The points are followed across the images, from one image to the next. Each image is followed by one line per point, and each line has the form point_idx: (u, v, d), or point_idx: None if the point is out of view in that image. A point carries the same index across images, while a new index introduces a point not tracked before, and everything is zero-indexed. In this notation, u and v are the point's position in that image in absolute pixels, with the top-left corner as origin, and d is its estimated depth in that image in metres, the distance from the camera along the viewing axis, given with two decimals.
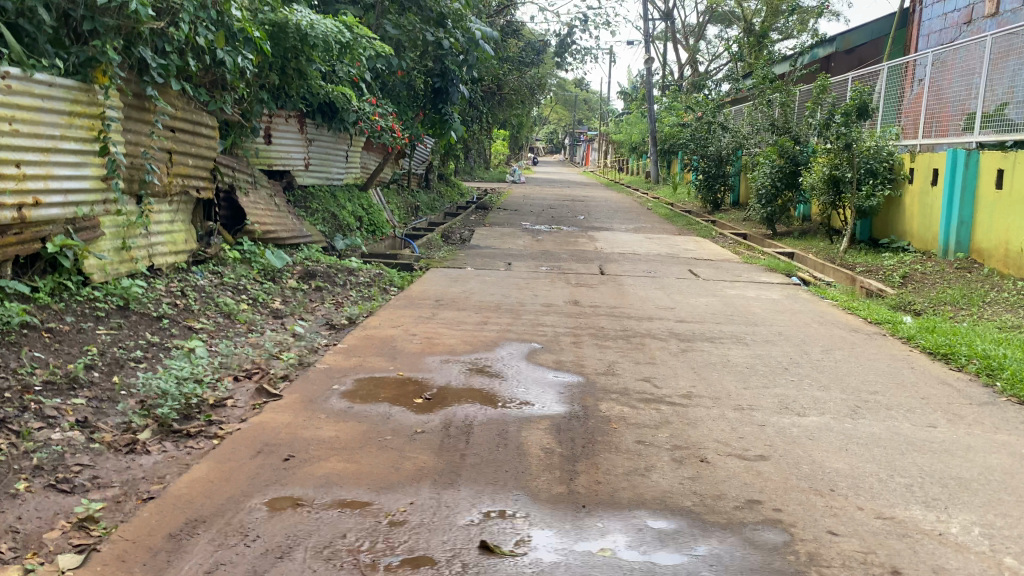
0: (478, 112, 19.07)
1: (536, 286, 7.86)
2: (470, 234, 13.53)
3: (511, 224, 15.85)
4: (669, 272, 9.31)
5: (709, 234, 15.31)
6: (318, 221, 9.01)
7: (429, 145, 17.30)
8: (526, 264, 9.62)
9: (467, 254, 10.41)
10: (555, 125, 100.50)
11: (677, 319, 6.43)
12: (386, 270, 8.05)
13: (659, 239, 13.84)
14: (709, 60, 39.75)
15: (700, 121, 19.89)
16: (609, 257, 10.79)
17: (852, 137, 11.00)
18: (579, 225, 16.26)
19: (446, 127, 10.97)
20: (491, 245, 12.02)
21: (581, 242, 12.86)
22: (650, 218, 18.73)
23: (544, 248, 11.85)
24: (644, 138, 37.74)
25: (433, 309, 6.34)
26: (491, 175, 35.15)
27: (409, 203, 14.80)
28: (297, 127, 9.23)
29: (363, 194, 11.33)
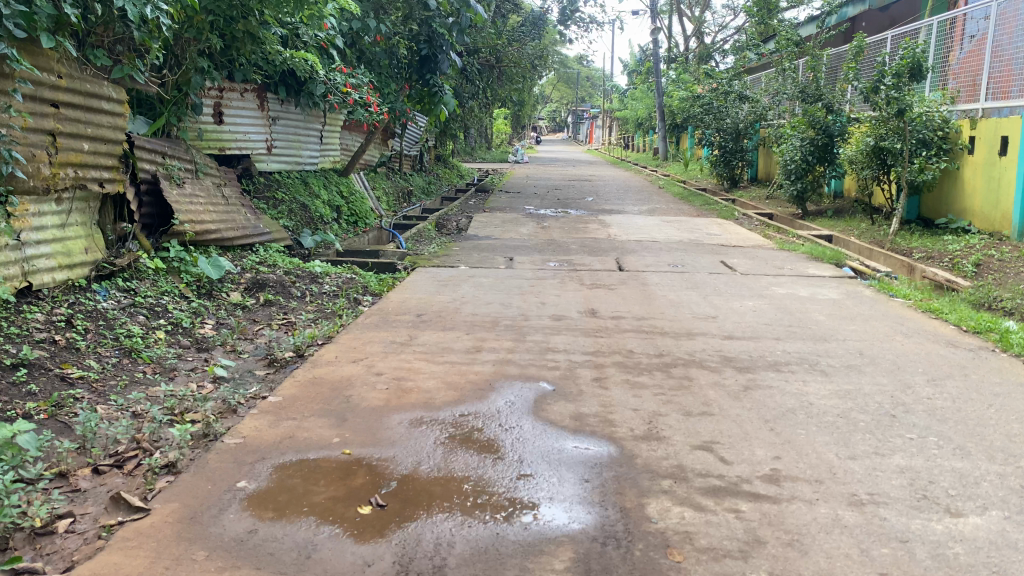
0: (475, 87, 17.54)
1: (543, 289, 6.44)
2: (467, 222, 12.09)
3: (511, 208, 14.38)
4: (698, 265, 7.87)
5: (732, 214, 13.81)
6: (279, 214, 7.57)
7: (421, 124, 15.82)
8: (530, 258, 8.19)
9: (462, 247, 8.97)
10: (558, 102, 98.50)
11: (725, 336, 5.01)
12: (358, 272, 6.62)
13: (678, 223, 12.37)
14: (717, 31, 38.00)
15: (716, 91, 18.33)
16: (626, 246, 9.36)
17: (905, 103, 9.41)
18: (587, 208, 14.81)
19: (435, 102, 9.49)
20: (490, 234, 10.59)
21: (591, 228, 11.42)
22: (663, 197, 17.26)
23: (550, 237, 10.42)
24: (651, 111, 36.07)
25: (411, 329, 4.93)
26: (492, 155, 33.58)
27: (398, 189, 13.34)
28: (256, 102, 7.81)
29: (341, 180, 9.88)
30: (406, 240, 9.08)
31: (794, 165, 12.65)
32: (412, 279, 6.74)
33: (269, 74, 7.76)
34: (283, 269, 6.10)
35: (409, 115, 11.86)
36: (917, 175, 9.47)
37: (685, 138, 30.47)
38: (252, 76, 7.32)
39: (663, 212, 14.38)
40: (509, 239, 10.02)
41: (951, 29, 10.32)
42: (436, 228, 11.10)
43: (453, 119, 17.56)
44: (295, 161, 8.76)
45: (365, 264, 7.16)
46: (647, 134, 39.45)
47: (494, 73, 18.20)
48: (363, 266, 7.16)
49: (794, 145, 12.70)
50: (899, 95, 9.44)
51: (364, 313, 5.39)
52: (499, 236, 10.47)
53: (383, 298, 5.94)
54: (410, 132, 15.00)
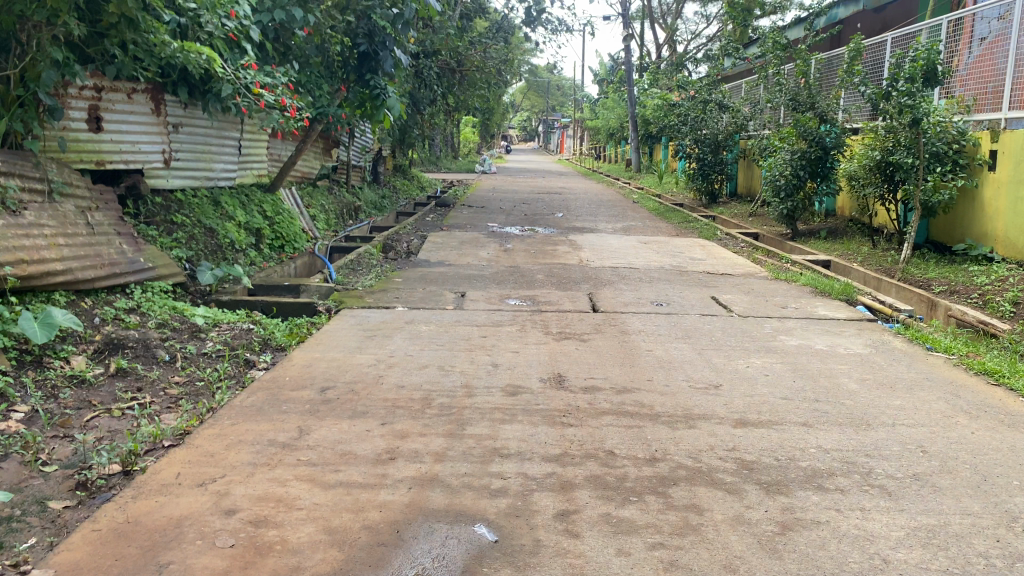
0: (434, 93, 16.21)
1: (495, 340, 5.12)
2: (419, 244, 10.73)
3: (472, 226, 13.06)
4: (685, 302, 6.59)
5: (714, 234, 12.60)
6: (175, 244, 6.19)
7: (374, 133, 14.45)
8: (485, 293, 6.87)
9: (407, 278, 7.62)
10: (529, 112, 97.44)
11: (736, 422, 3.71)
12: (263, 322, 5.27)
13: (656, 245, 11.13)
14: (690, 40, 37.11)
15: (694, 100, 17.19)
16: (599, 275, 8.07)
17: (918, 111, 8.24)
18: (555, 226, 13.56)
19: (378, 108, 8.19)
20: (443, 259, 9.25)
21: (560, 252, 10.13)
22: (638, 214, 16.05)
23: (512, 262, 9.11)
24: (623, 122, 34.99)
25: (306, 417, 3.58)
26: (458, 165, 32.24)
27: (344, 205, 11.95)
28: (150, 106, 6.46)
29: (266, 199, 8.51)
30: (339, 269, 7.72)
31: (783, 180, 11.46)
32: (331, 329, 5.39)
33: (167, 71, 6.38)
34: (155, 321, 4.72)
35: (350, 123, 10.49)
36: (929, 194, 8.29)
37: (658, 150, 29.37)
38: (142, 74, 5.93)
39: (638, 231, 13.14)
40: (464, 267, 8.69)
41: (959, 31, 9.24)
42: (381, 253, 9.73)
43: (412, 127, 16.21)
44: (203, 178, 7.41)
45: (265, 308, 5.87)
46: (618, 144, 38.37)
47: (456, 78, 16.89)
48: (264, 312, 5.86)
49: (782, 159, 11.52)
50: (911, 102, 8.28)
51: (249, 388, 4.03)
52: (453, 261, 9.15)
53: (285, 360, 4.59)
54: (361, 141, 13.63)
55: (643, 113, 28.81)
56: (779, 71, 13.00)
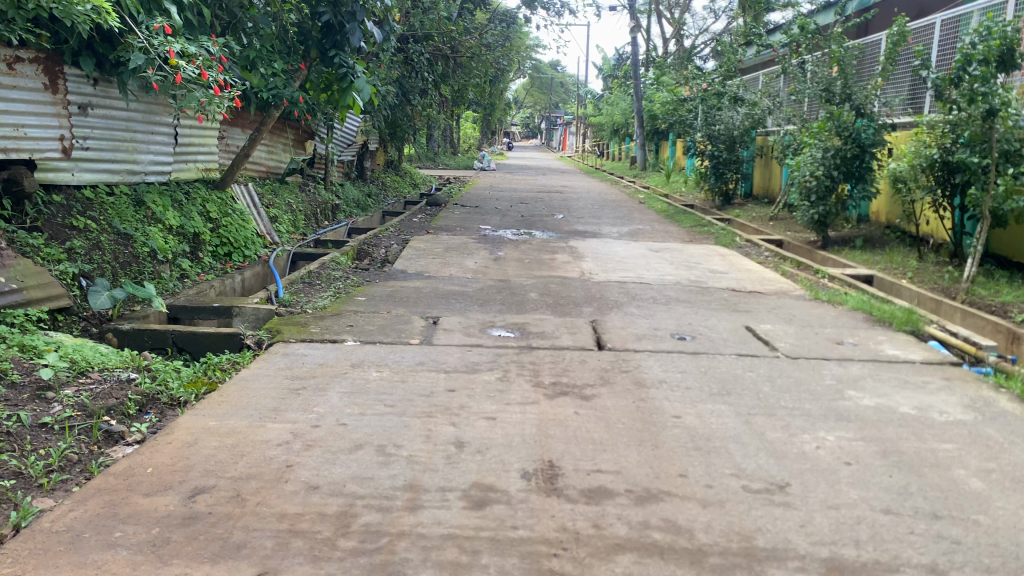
0: (425, 81, 14.85)
1: (466, 395, 3.75)
2: (398, 250, 9.35)
3: (461, 228, 11.69)
4: (714, 335, 5.22)
5: (733, 241, 11.23)
6: (66, 258, 4.82)
7: (356, 122, 13.08)
8: (464, 318, 5.50)
9: (372, 296, 6.25)
10: (532, 107, 96.02)
11: (828, 568, 2.35)
12: (157, 369, 3.90)
13: (669, 253, 9.77)
14: (698, 33, 35.69)
15: (708, 92, 15.79)
16: (605, 294, 6.70)
17: (995, 100, 6.83)
18: (555, 228, 12.20)
19: (343, 90, 6.87)
20: (421, 269, 7.88)
21: (558, 260, 8.77)
22: (645, 215, 14.69)
23: (502, 275, 7.74)
24: (628, 118, 33.59)
25: (140, 562, 2.21)
26: (456, 160, 30.84)
27: (318, 203, 10.58)
28: (43, 79, 5.07)
29: (212, 197, 7.15)
30: (288, 281, 6.35)
31: (813, 179, 10.10)
32: (246, 375, 4.03)
33: (65, 36, 5.01)
34: None
35: (316, 107, 9.10)
36: (1002, 202, 6.89)
37: (666, 147, 27.95)
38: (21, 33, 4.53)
39: (648, 236, 11.76)
40: (445, 280, 7.32)
41: None
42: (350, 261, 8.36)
43: (401, 118, 14.84)
44: (125, 172, 6.04)
45: (169, 347, 4.67)
46: (623, 140, 36.95)
47: (449, 66, 15.51)
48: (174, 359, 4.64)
49: (813, 157, 10.13)
50: (986, 89, 6.86)
51: (80, 493, 2.67)
52: (432, 273, 7.78)
53: (164, 433, 3.24)
54: (343, 130, 12.26)
55: (650, 109, 27.42)
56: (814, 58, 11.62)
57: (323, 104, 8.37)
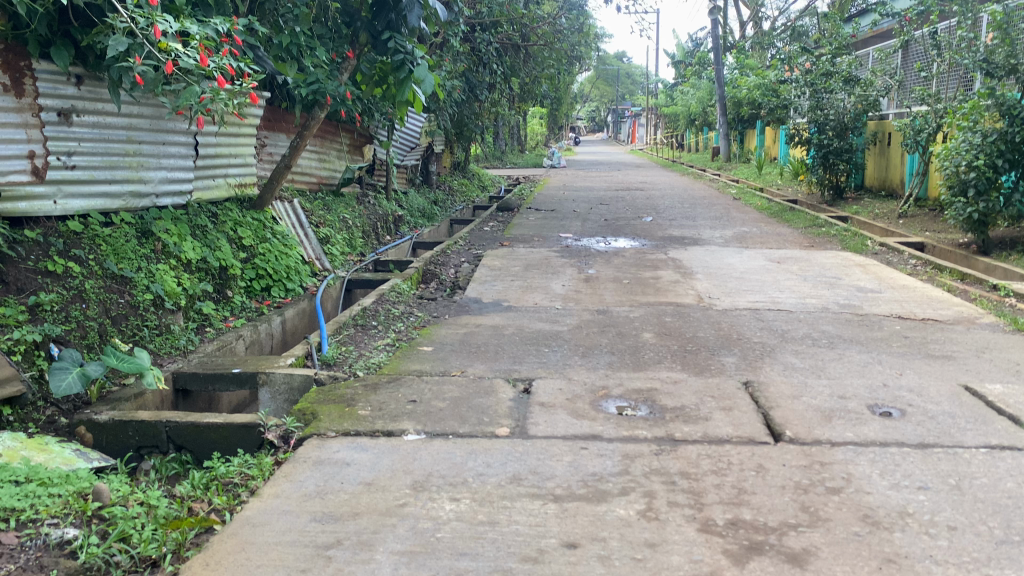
0: (493, 74, 13.44)
1: (600, 559, 2.30)
2: (471, 270, 7.95)
3: (540, 238, 10.25)
4: (928, 408, 3.64)
5: (863, 246, 9.49)
6: (31, 322, 3.59)
7: (421, 123, 11.77)
8: (567, 380, 4.04)
9: (442, 343, 4.84)
10: (597, 100, 93.99)
11: None
12: (117, 515, 2.58)
13: (794, 264, 8.14)
14: (778, 13, 33.46)
15: (813, 73, 13.98)
16: (742, 332, 5.15)
17: None
18: (648, 235, 10.64)
19: (400, 81, 5.52)
20: (501, 298, 6.45)
21: (665, 278, 7.24)
22: (746, 216, 13.03)
23: (601, 303, 6.26)
24: (707, 106, 31.65)
25: None
26: (526, 159, 29.45)
27: (379, 215, 9.27)
28: (2, 78, 3.86)
29: (246, 218, 5.90)
30: (335, 324, 5.01)
31: (968, 169, 8.32)
32: (252, 516, 2.61)
33: (29, 19, 3.79)
34: None
35: (372, 105, 7.77)
36: None
37: (752, 135, 26.00)
38: None
39: (759, 242, 10.10)
40: (532, 313, 5.87)
41: None
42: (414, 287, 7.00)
43: (469, 116, 13.48)
44: (129, 195, 4.80)
45: (166, 445, 3.39)
46: (701, 130, 34.97)
47: (519, 56, 14.07)
48: (174, 461, 3.36)
49: (968, 144, 8.34)
50: None
51: None
52: (515, 302, 6.34)
53: None
54: (406, 130, 10.94)
55: (734, 95, 25.51)
56: (961, 25, 9.80)
57: (378, 101, 7.03)
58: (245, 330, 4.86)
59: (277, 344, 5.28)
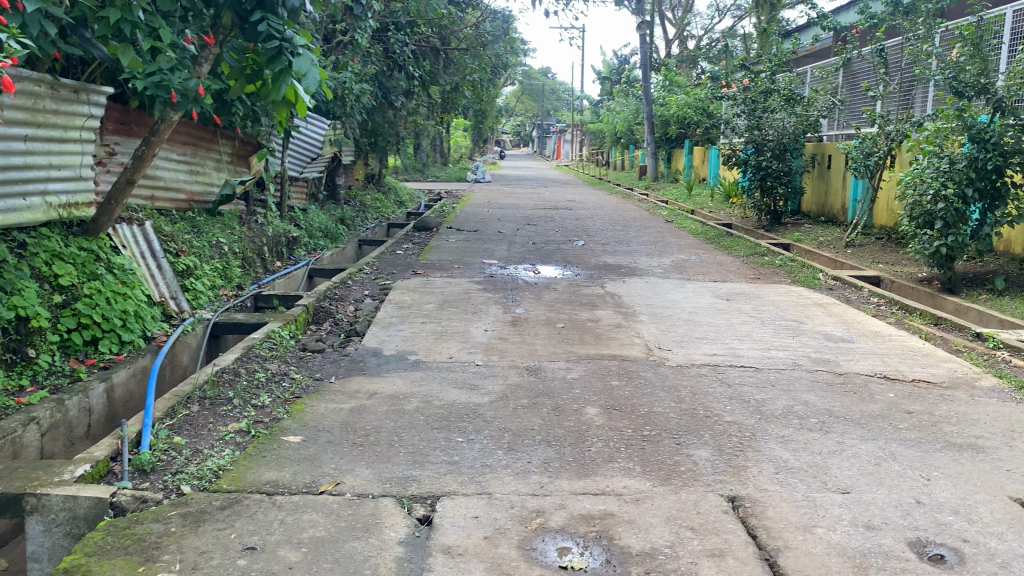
0: (410, 80, 12.21)
1: None
2: (374, 307, 6.69)
3: (460, 265, 9.05)
4: (992, 545, 2.58)
5: (815, 280, 8.61)
6: None
7: (328, 132, 10.47)
8: (486, 498, 2.86)
9: (318, 427, 3.59)
10: (522, 115, 93.49)
11: None
12: None
13: (747, 302, 7.17)
14: (704, 32, 33.22)
15: (751, 90, 13.21)
16: (707, 404, 4.06)
17: None
18: (580, 263, 9.55)
19: (276, 76, 4.32)
20: (407, 349, 5.22)
21: (605, 321, 6.14)
22: (682, 240, 12.12)
23: (529, 356, 5.10)
24: (633, 123, 31.05)
25: None
26: (448, 172, 28.24)
27: (269, 238, 7.92)
28: None
29: (70, 250, 4.55)
30: (168, 400, 3.72)
31: (935, 198, 7.51)
32: None
33: None
34: None
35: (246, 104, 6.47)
36: None
37: (679, 154, 25.39)
38: None
39: (700, 272, 9.13)
40: (444, 373, 4.67)
41: None
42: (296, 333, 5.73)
43: (383, 125, 12.19)
44: None
45: None
46: (627, 148, 34.41)
47: (439, 62, 12.88)
48: None
49: (933, 170, 7.55)
50: None
51: None
52: (423, 355, 5.13)
53: None
54: (303, 139, 9.62)
55: (663, 112, 24.88)
56: (918, 42, 9.06)
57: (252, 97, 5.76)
58: (39, 412, 3.54)
59: (93, 424, 3.97)
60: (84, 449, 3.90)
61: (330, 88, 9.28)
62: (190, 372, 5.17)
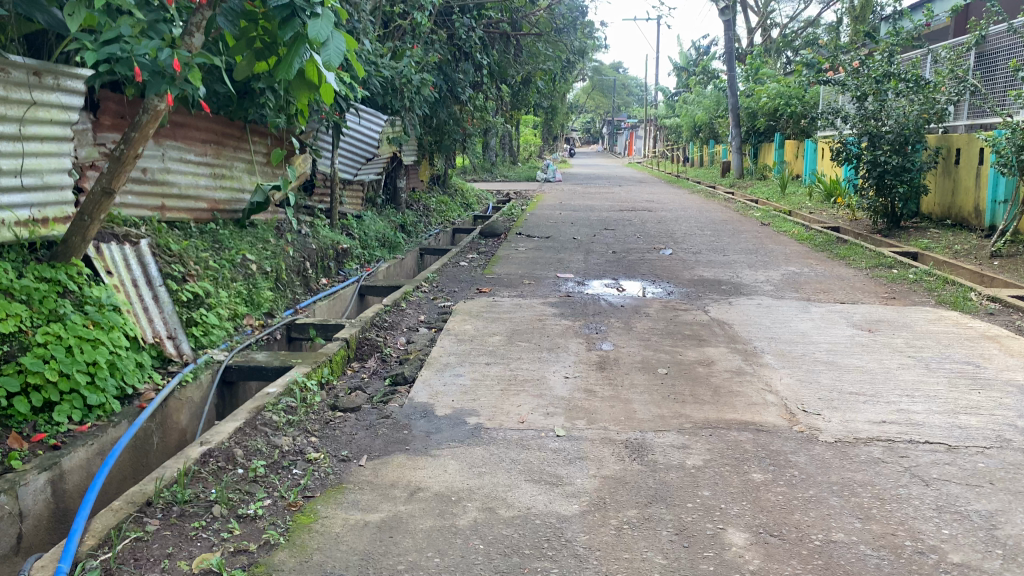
0: (477, 70, 10.98)
1: None
2: (428, 338, 5.47)
3: (533, 280, 7.78)
4: None
5: (968, 301, 7.03)
6: None
7: (385, 128, 9.32)
8: None
9: (322, 570, 2.36)
10: (593, 113, 91.72)
11: None
12: None
13: (896, 336, 5.68)
14: (792, 20, 31.20)
15: (865, 76, 11.56)
16: (910, 526, 2.69)
17: None
18: (672, 278, 8.16)
19: (292, 45, 3.22)
20: (465, 408, 3.97)
21: (721, 364, 4.77)
22: (787, 249, 10.59)
23: (629, 424, 3.79)
24: (715, 116, 29.30)
25: None
26: (518, 171, 27.06)
27: (311, 252, 6.77)
28: None
29: (23, 284, 3.48)
30: (111, 517, 2.54)
31: None
32: None
33: None
34: None
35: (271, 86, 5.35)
36: None
37: (767, 150, 23.58)
38: None
39: (819, 290, 7.65)
40: (514, 453, 3.39)
41: None
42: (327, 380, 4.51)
43: (447, 120, 11.03)
44: None
45: None
46: (706, 143, 32.60)
47: (509, 50, 11.69)
48: None
49: None
50: None
51: None
52: (486, 417, 3.86)
53: None
54: (356, 136, 8.43)
55: (749, 105, 23.14)
56: None
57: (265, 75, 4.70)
58: None
59: (24, 533, 2.88)
60: (8, 571, 2.83)
61: (384, 77, 8.13)
62: (186, 443, 4.02)
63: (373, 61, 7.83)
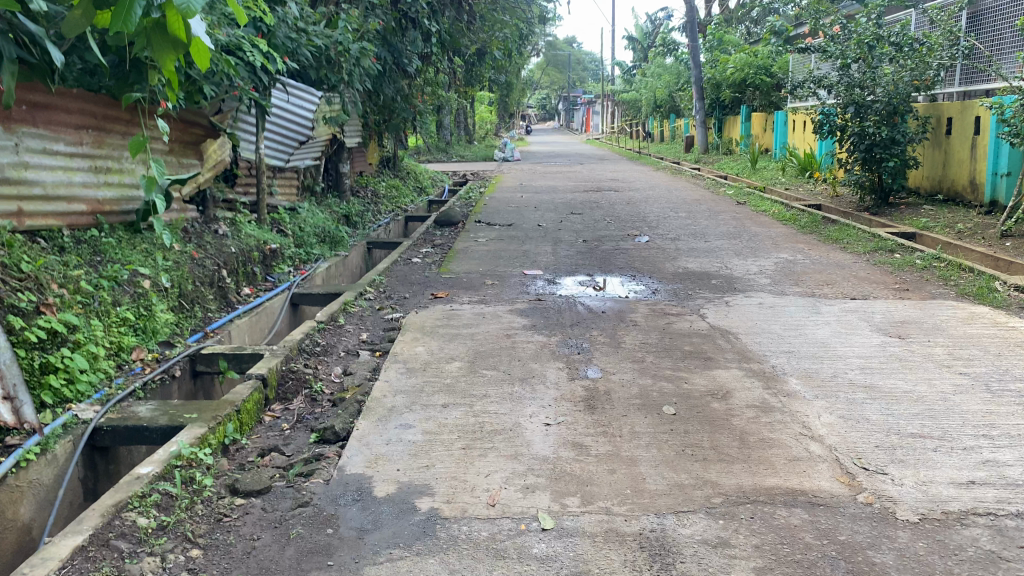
0: (424, 40, 9.81)
1: None
2: (369, 366, 4.39)
3: (496, 280, 6.72)
4: None
5: (994, 291, 6.14)
6: None
7: (321, 106, 8.16)
8: None
9: None
10: (549, 88, 90.47)
11: None
12: None
13: (935, 343, 4.75)
14: None
15: (847, 39, 10.66)
16: None
17: None
18: (655, 271, 7.16)
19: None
20: (415, 483, 2.93)
21: (739, 396, 3.78)
22: (771, 231, 9.68)
23: (639, 503, 2.78)
24: (677, 89, 28.36)
25: None
26: (474, 150, 25.90)
27: (229, 257, 5.63)
28: None
29: None
30: None
31: None
32: None
33: None
34: None
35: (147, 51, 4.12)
36: None
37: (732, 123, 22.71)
38: None
39: (822, 283, 6.71)
40: (484, 570, 2.36)
41: None
42: (231, 440, 3.42)
43: (394, 97, 9.87)
44: None
45: None
46: (666, 117, 31.69)
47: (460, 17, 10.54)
48: None
49: None
50: None
51: None
52: (444, 498, 2.81)
53: None
54: (282, 116, 7.25)
55: (712, 76, 22.19)
56: None
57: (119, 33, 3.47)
58: None
59: None
60: None
61: (314, 45, 6.96)
62: (32, 550, 3.03)
63: (300, 27, 6.66)
